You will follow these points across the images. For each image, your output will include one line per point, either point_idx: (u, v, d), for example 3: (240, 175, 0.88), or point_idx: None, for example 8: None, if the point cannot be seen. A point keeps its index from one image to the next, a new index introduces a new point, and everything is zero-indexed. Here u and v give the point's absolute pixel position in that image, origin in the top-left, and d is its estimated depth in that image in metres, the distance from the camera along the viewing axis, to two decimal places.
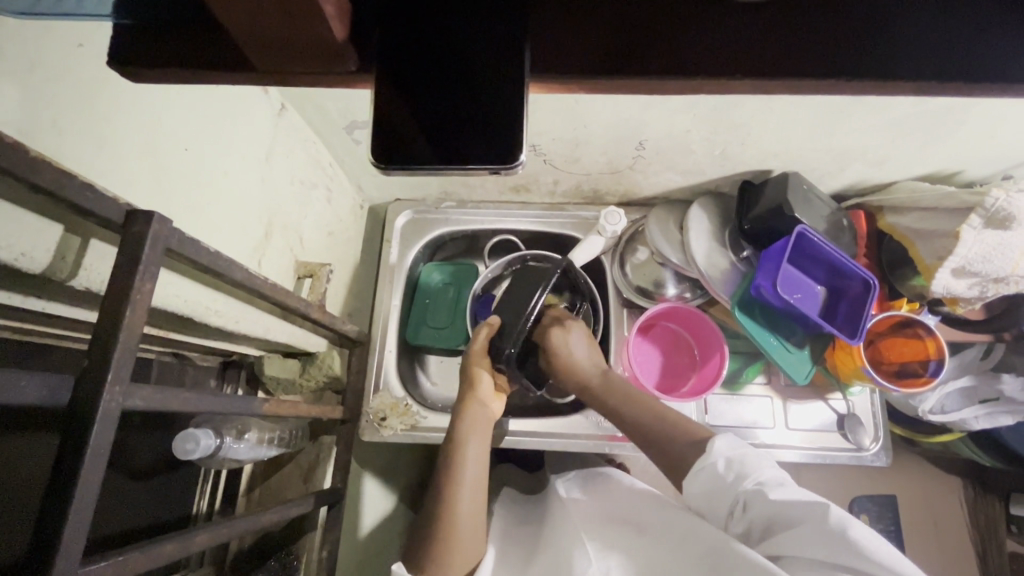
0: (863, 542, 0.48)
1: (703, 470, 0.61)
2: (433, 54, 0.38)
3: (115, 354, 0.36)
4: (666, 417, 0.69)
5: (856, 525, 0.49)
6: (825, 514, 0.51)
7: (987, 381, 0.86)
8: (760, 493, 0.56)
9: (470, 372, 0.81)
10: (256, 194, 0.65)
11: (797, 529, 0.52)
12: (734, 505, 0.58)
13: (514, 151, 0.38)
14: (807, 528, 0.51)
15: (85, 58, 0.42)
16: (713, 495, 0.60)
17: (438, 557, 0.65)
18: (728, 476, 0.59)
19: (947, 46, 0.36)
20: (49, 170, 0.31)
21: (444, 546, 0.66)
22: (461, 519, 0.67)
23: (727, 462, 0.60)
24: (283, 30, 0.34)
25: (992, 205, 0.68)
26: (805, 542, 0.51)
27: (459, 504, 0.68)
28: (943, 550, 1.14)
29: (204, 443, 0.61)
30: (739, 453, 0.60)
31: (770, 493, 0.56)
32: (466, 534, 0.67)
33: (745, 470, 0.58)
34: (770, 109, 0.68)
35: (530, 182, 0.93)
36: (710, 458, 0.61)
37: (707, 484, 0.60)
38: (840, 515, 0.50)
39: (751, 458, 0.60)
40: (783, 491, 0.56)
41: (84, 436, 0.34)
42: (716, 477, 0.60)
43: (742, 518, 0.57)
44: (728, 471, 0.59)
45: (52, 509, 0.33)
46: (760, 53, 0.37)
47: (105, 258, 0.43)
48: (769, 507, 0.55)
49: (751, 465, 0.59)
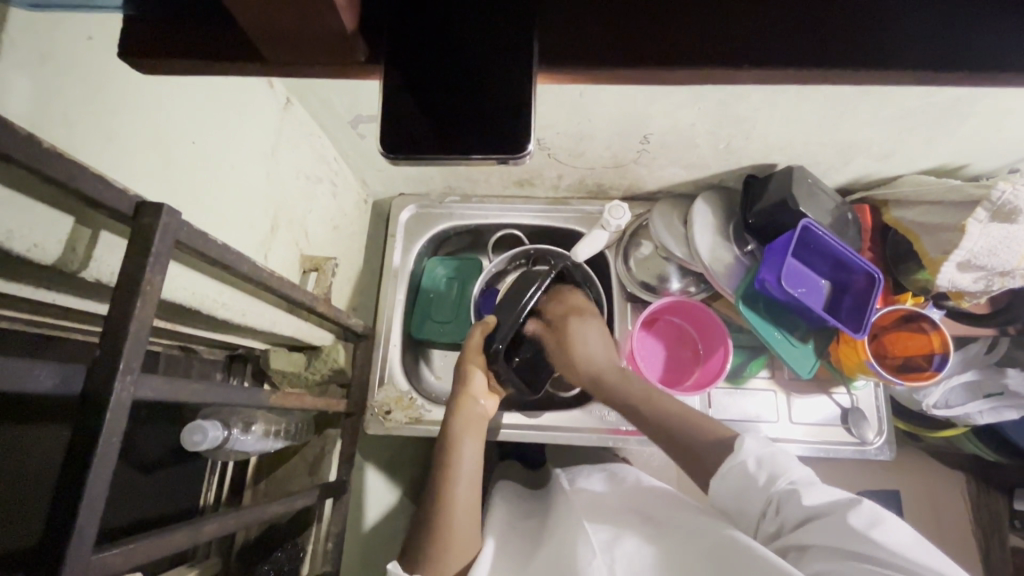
0: (896, 544, 0.49)
1: (732, 467, 0.61)
2: (440, 46, 0.38)
3: (127, 345, 0.36)
4: (690, 414, 0.69)
5: (888, 528, 0.50)
6: (861, 515, 0.52)
7: (992, 376, 0.85)
8: (793, 493, 0.57)
9: (464, 370, 0.81)
10: (262, 187, 0.65)
11: (829, 526, 0.52)
12: (766, 505, 0.59)
13: (521, 142, 0.38)
14: (840, 526, 0.52)
15: (95, 51, 0.42)
16: (742, 493, 0.61)
17: (436, 553, 0.65)
18: (758, 475, 0.60)
19: (951, 36, 0.37)
20: (60, 160, 0.32)
21: (443, 541, 0.66)
22: (458, 516, 0.68)
23: (757, 461, 0.61)
24: (294, 22, 0.34)
25: (998, 198, 0.68)
26: (837, 540, 0.51)
27: (455, 503, 0.68)
28: (945, 544, 1.14)
29: (211, 435, 0.61)
30: (769, 453, 0.61)
31: (803, 493, 0.56)
32: (464, 531, 0.68)
33: (777, 470, 0.59)
34: (776, 102, 0.68)
35: (535, 176, 0.92)
36: (740, 456, 0.61)
37: (735, 482, 0.61)
38: (873, 514, 0.52)
39: (781, 459, 0.61)
40: (814, 491, 0.57)
41: (97, 423, 0.35)
42: (745, 475, 0.60)
43: (775, 518, 0.58)
44: (759, 469, 0.60)
45: (66, 495, 0.33)
46: (763, 42, 0.37)
47: (115, 250, 0.43)
48: (801, 506, 0.56)
49: (781, 465, 0.60)
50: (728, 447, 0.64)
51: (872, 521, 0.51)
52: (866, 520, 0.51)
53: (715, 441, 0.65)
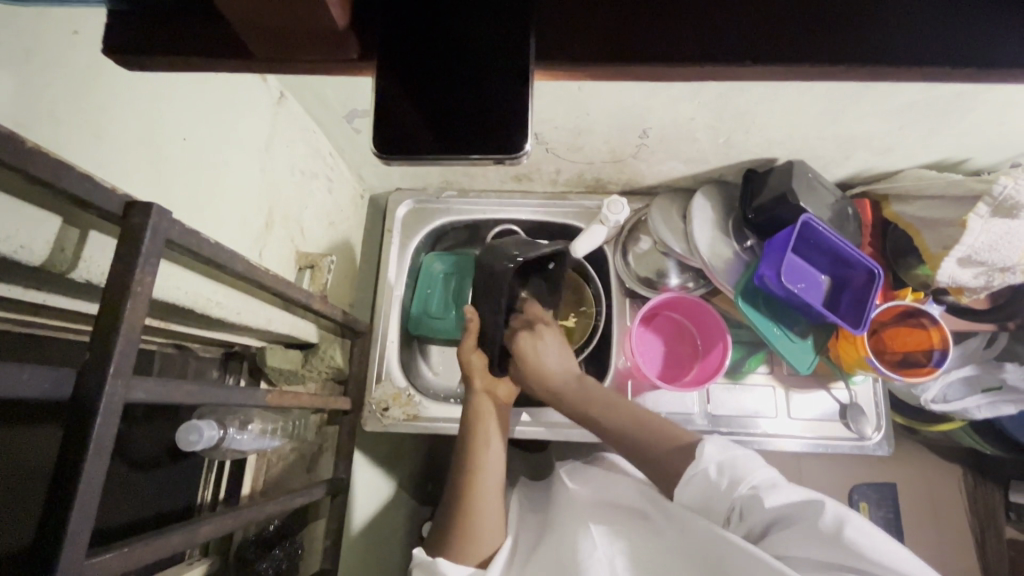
0: (861, 541, 0.49)
1: (695, 474, 0.61)
2: (433, 41, 0.38)
3: (118, 348, 0.35)
4: (654, 422, 0.70)
5: (855, 524, 0.50)
6: (824, 513, 0.51)
7: (990, 370, 0.86)
8: (755, 497, 0.57)
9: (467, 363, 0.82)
10: (256, 183, 0.64)
11: (794, 532, 0.52)
12: (731, 512, 0.59)
13: (518, 140, 0.37)
14: (806, 529, 0.52)
15: (80, 46, 0.41)
16: (707, 502, 0.61)
17: (461, 546, 0.68)
18: (721, 482, 0.60)
19: (953, 29, 0.36)
20: (46, 160, 0.31)
21: (468, 534, 0.69)
22: (483, 502, 0.71)
23: (718, 466, 0.61)
24: (280, 16, 0.33)
25: (999, 193, 0.67)
26: (808, 544, 0.51)
27: (485, 492, 0.72)
28: (942, 536, 1.15)
29: (207, 435, 0.61)
30: (731, 457, 0.61)
31: (765, 496, 0.56)
32: (490, 520, 0.71)
33: (738, 475, 0.59)
34: (775, 96, 0.67)
35: (533, 170, 0.92)
36: (702, 464, 0.61)
37: (699, 489, 0.61)
38: (837, 512, 0.51)
39: (742, 461, 0.60)
40: (776, 493, 0.56)
41: (88, 428, 0.34)
42: (709, 481, 0.60)
43: (741, 525, 0.58)
44: (721, 474, 0.60)
45: (55, 502, 0.33)
46: (761, 36, 0.36)
47: (104, 250, 0.43)
48: (765, 512, 0.55)
49: (743, 469, 0.60)
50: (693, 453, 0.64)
51: (838, 519, 0.50)
52: (831, 519, 0.51)
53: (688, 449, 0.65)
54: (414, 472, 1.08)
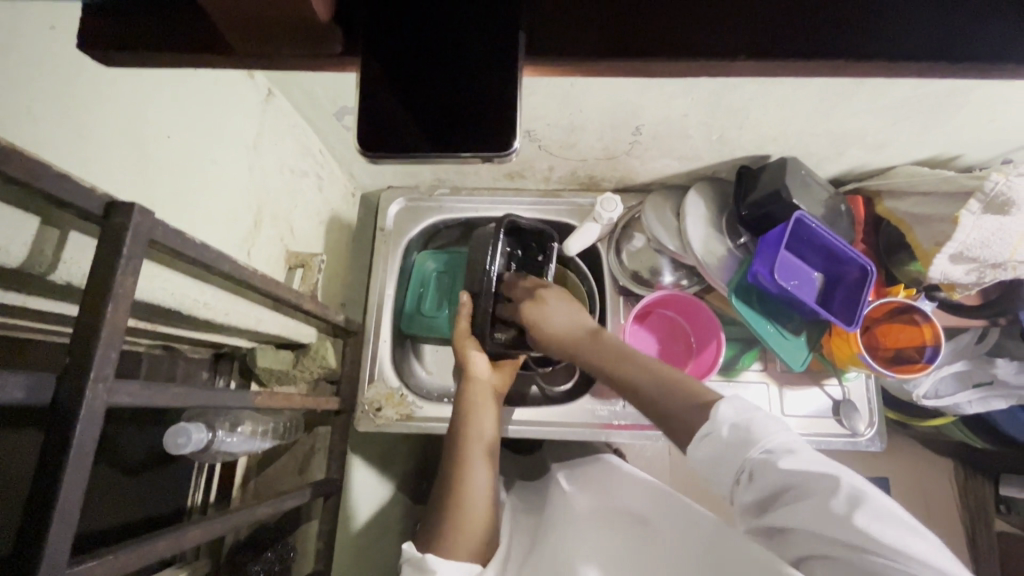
0: (875, 525, 0.44)
1: (706, 434, 0.54)
2: (420, 38, 0.37)
3: (98, 351, 0.35)
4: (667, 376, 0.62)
5: (874, 514, 0.45)
6: (840, 494, 0.46)
7: (981, 366, 0.87)
8: (767, 464, 0.50)
9: (460, 352, 0.81)
10: (244, 181, 0.63)
11: (808, 506, 0.47)
12: (738, 474, 0.52)
13: (507, 138, 0.36)
14: (822, 509, 0.46)
15: (58, 42, 0.40)
16: (718, 463, 0.53)
17: (451, 538, 0.67)
18: (733, 443, 0.52)
19: (952, 23, 0.35)
20: (21, 159, 0.30)
21: (459, 527, 0.68)
22: (474, 494, 0.71)
23: (732, 426, 0.53)
24: (263, 10, 0.32)
25: (991, 189, 0.67)
26: (819, 523, 0.46)
27: (474, 479, 0.71)
28: (933, 531, 1.15)
29: (195, 438, 0.60)
30: (747, 417, 0.53)
31: (779, 462, 0.50)
32: (479, 510, 0.70)
33: (753, 436, 0.52)
34: (769, 93, 0.67)
35: (525, 168, 0.91)
36: (715, 423, 0.54)
37: (710, 450, 0.54)
38: (856, 492, 0.46)
39: (758, 421, 0.53)
40: (791, 459, 0.50)
41: (68, 433, 0.33)
42: (718, 441, 0.53)
43: (747, 488, 0.52)
44: (732, 435, 0.53)
45: (36, 511, 0.32)
46: (753, 30, 0.35)
47: (85, 251, 0.42)
48: (779, 477, 0.49)
49: (759, 430, 0.53)
50: (705, 411, 0.57)
51: (852, 501, 0.45)
52: (850, 508, 0.45)
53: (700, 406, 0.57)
54: (407, 471, 1.08)
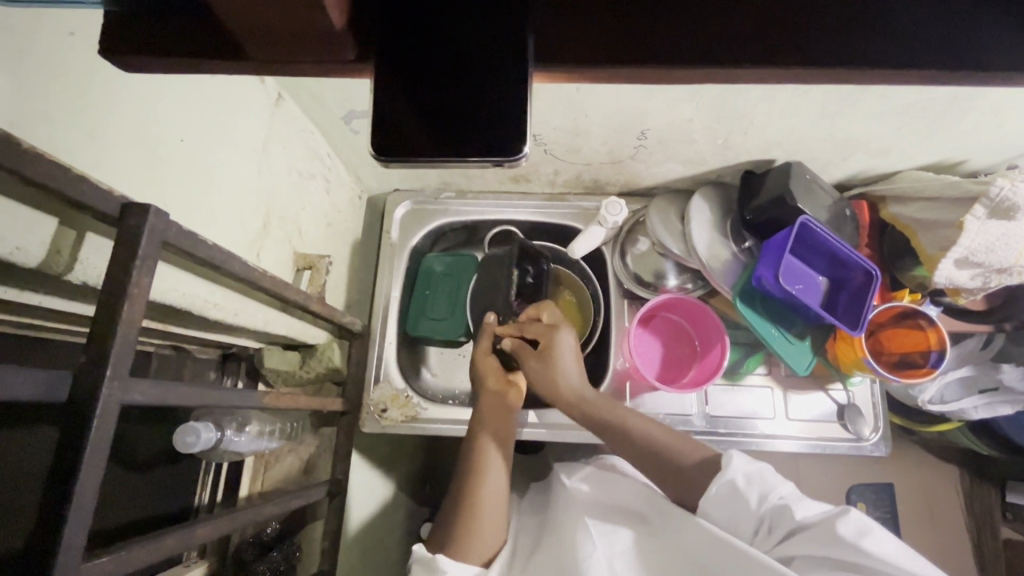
0: (881, 549, 0.52)
1: (721, 486, 0.61)
2: (430, 47, 0.38)
3: (114, 350, 0.35)
4: (680, 438, 0.69)
5: (873, 536, 0.53)
6: (847, 521, 0.54)
7: (987, 371, 0.87)
8: (785, 511, 0.58)
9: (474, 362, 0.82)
10: (254, 183, 0.64)
11: (822, 541, 0.55)
12: (758, 525, 0.59)
13: (516, 144, 0.37)
14: (835, 539, 0.54)
15: (77, 47, 0.41)
16: (735, 515, 0.60)
17: (462, 542, 0.68)
18: (750, 494, 0.60)
19: (946, 32, 0.36)
20: (41, 161, 0.31)
21: (473, 529, 0.69)
22: (488, 498, 0.71)
23: (747, 478, 0.60)
24: (280, 18, 0.33)
25: (996, 194, 0.67)
26: (834, 553, 0.54)
27: (488, 486, 0.72)
28: (939, 537, 1.15)
29: (204, 437, 0.61)
30: (756, 469, 0.61)
31: (794, 509, 0.58)
32: (493, 517, 0.71)
33: (764, 487, 0.60)
34: (773, 98, 0.67)
35: (531, 172, 0.92)
36: (729, 475, 0.61)
37: (727, 502, 0.60)
38: (861, 521, 0.54)
39: (767, 473, 0.61)
40: (804, 506, 0.58)
41: (85, 429, 0.34)
42: (737, 494, 0.60)
43: (767, 538, 0.59)
44: (749, 486, 0.60)
45: (52, 506, 0.32)
46: (755, 38, 0.36)
47: (101, 251, 0.43)
48: (796, 524, 0.57)
49: (769, 480, 0.61)
50: (714, 469, 0.64)
51: (860, 529, 0.54)
52: (854, 528, 0.54)
53: (709, 467, 0.65)
54: (411, 472, 1.09)
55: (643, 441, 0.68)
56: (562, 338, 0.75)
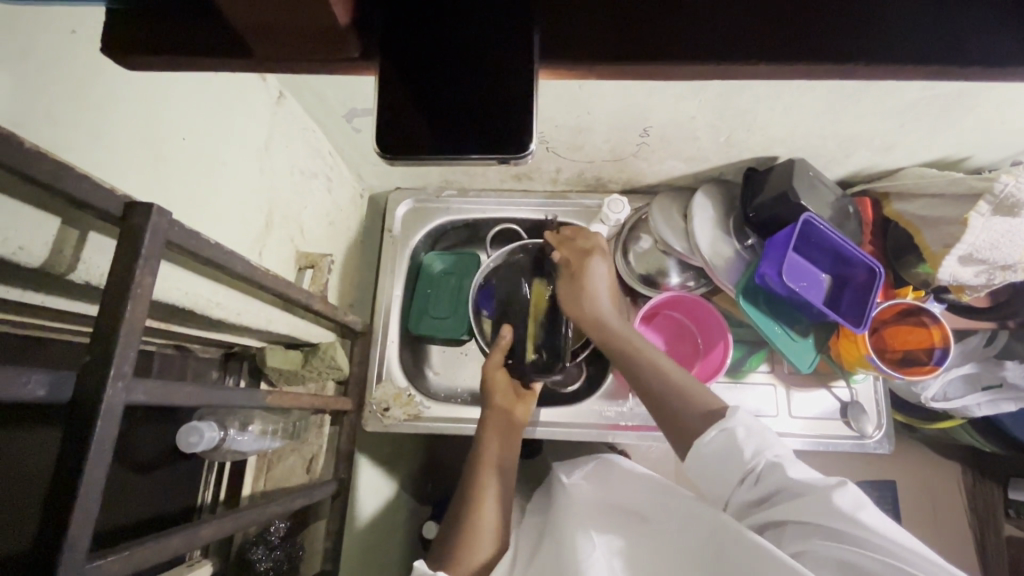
0: (872, 523, 0.50)
1: (719, 434, 0.61)
2: (434, 45, 0.37)
3: (118, 349, 0.35)
4: (686, 385, 0.67)
5: (868, 511, 0.51)
6: (844, 494, 0.52)
7: (991, 368, 0.87)
8: (777, 468, 0.57)
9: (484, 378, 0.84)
10: (255, 182, 0.64)
11: (808, 503, 0.53)
12: (746, 475, 0.59)
13: (524, 140, 0.37)
14: (824, 503, 0.52)
15: (78, 45, 0.41)
16: (725, 462, 0.60)
17: (457, 556, 0.68)
18: (747, 446, 0.59)
19: (954, 29, 0.35)
20: (44, 161, 0.31)
21: (469, 546, 0.69)
22: (487, 519, 0.71)
23: (747, 430, 0.60)
24: (283, 14, 0.32)
25: (1000, 191, 0.67)
26: (820, 516, 0.52)
27: (487, 509, 0.72)
28: (942, 534, 1.15)
29: (208, 436, 0.61)
30: (759, 428, 0.61)
31: (787, 468, 0.57)
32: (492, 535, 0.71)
33: (763, 444, 0.60)
34: (777, 95, 0.67)
35: (533, 169, 0.92)
36: (731, 424, 0.61)
37: (721, 449, 0.60)
38: (857, 496, 0.52)
39: (768, 435, 0.61)
40: (798, 469, 0.57)
41: (89, 430, 0.33)
42: (734, 444, 0.60)
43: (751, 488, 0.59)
44: (748, 438, 0.60)
45: (57, 507, 0.32)
46: (761, 34, 0.36)
47: (104, 251, 0.43)
48: (785, 481, 0.56)
49: (768, 441, 0.60)
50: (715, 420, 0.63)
51: (854, 504, 0.52)
52: (850, 500, 0.52)
53: (708, 415, 0.63)
54: (413, 471, 1.09)
55: (655, 378, 0.68)
56: (595, 263, 0.81)
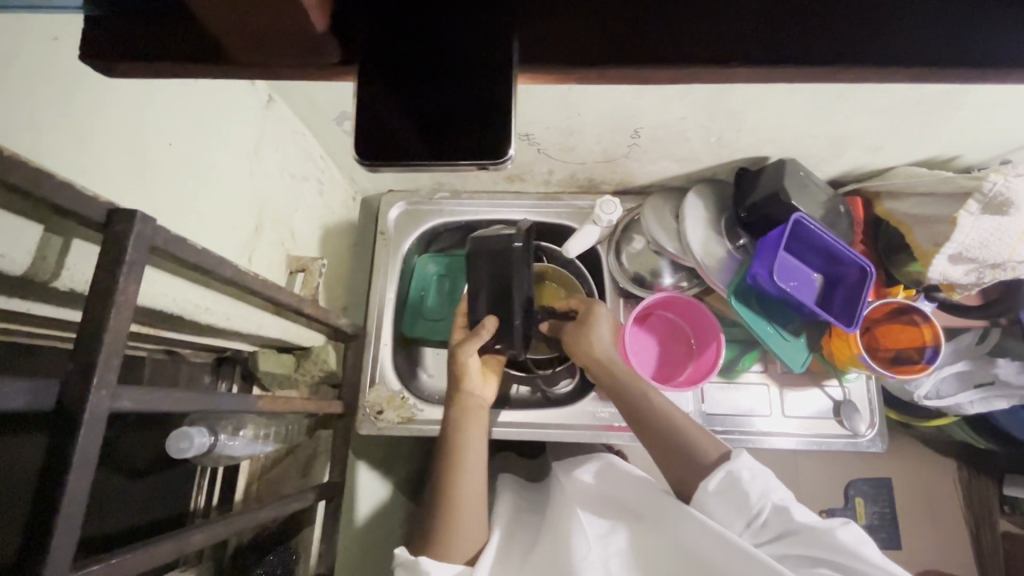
0: (877, 557, 0.55)
1: (725, 476, 0.62)
2: (417, 48, 0.37)
3: (102, 357, 0.35)
4: (690, 427, 0.69)
5: (869, 546, 0.56)
6: (850, 532, 0.56)
7: (983, 366, 0.87)
8: (785, 511, 0.59)
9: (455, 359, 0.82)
10: (245, 186, 0.64)
11: (819, 542, 0.56)
12: (753, 519, 0.60)
13: (502, 145, 0.37)
14: (836, 542, 0.55)
15: (60, 52, 0.41)
16: (732, 507, 0.61)
17: (444, 546, 0.69)
18: (752, 489, 0.60)
19: (940, 32, 0.36)
20: (24, 169, 0.31)
21: (454, 533, 0.69)
22: (468, 496, 0.72)
23: (752, 473, 0.62)
24: (262, 19, 0.33)
25: (989, 189, 0.67)
26: (832, 553, 0.55)
27: (465, 485, 0.72)
28: (937, 531, 1.15)
29: (198, 442, 0.60)
30: (759, 470, 0.63)
31: (793, 510, 0.59)
32: (472, 516, 0.71)
33: (767, 486, 0.61)
34: (765, 96, 0.67)
35: (525, 171, 0.92)
36: (736, 467, 0.62)
37: (729, 493, 0.61)
38: (859, 534, 0.57)
39: (768, 476, 0.62)
40: (801, 510, 0.60)
41: (72, 440, 0.33)
42: (741, 487, 0.61)
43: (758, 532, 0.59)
44: (752, 481, 0.61)
45: (40, 516, 0.32)
46: (745, 37, 0.36)
47: (88, 258, 0.42)
48: (795, 524, 0.58)
49: (769, 483, 0.62)
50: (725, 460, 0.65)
51: (859, 540, 0.56)
52: (854, 537, 0.56)
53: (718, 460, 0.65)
54: (409, 473, 1.09)
55: (665, 422, 0.70)
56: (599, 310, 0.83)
